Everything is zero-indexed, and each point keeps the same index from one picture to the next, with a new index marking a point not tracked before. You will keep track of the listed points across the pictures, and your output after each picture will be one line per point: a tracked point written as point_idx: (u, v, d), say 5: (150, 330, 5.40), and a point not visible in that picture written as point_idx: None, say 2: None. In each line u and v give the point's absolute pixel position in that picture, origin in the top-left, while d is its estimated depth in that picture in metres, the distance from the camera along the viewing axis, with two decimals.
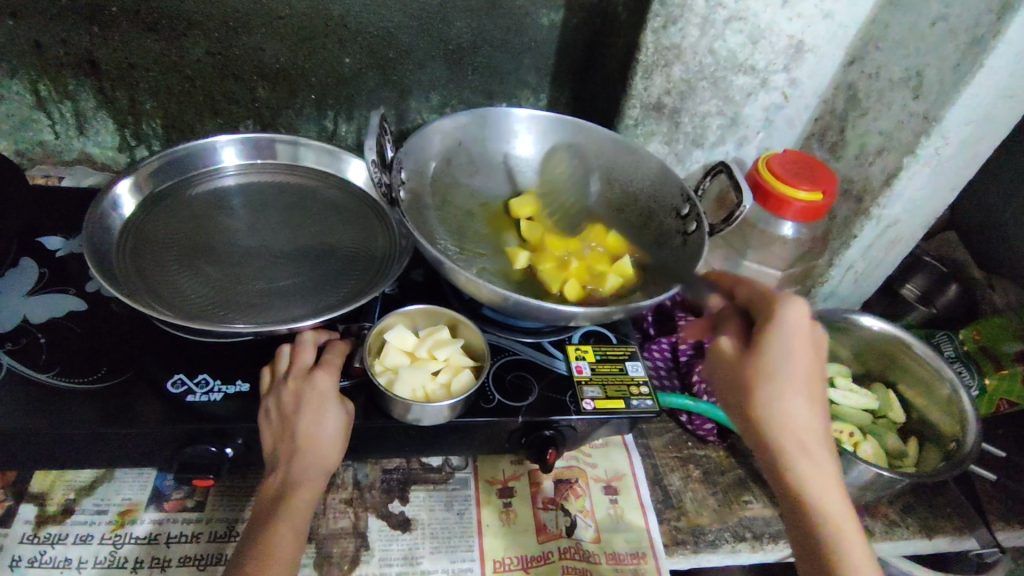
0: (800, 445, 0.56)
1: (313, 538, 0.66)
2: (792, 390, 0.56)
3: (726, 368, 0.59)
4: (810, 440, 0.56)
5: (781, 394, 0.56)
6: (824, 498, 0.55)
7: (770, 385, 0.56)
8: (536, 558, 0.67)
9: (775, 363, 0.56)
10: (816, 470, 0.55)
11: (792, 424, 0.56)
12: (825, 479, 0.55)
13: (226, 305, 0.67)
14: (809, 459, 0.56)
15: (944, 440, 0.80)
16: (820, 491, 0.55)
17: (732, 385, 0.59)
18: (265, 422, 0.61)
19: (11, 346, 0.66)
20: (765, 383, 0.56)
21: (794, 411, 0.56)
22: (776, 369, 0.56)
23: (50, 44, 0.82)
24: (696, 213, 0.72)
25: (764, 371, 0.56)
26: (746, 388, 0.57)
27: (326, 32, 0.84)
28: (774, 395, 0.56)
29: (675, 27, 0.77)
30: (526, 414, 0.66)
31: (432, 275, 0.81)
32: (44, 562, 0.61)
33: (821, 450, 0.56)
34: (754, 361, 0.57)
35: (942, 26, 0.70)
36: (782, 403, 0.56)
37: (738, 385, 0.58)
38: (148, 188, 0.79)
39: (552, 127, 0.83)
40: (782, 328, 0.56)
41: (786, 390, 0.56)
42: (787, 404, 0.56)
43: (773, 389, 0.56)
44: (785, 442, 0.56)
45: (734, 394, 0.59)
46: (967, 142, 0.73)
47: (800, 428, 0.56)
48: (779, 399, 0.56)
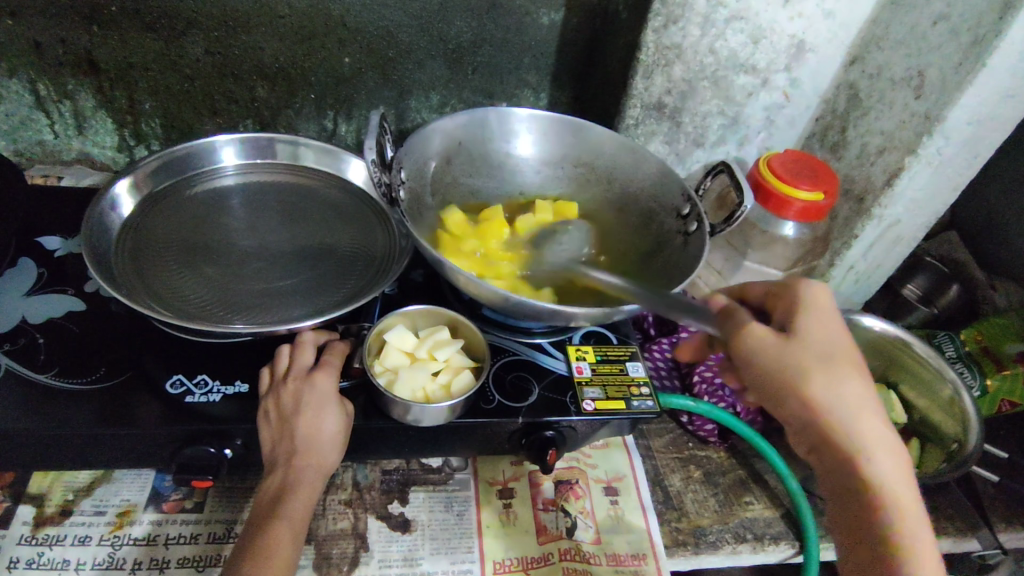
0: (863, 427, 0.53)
1: (312, 539, 0.66)
2: (845, 368, 0.54)
3: (769, 356, 0.54)
4: (871, 422, 0.53)
5: (837, 375, 0.53)
6: (889, 484, 0.52)
7: (823, 363, 0.54)
8: (536, 559, 0.67)
9: (822, 344, 0.55)
10: (878, 452, 0.52)
11: (850, 405, 0.53)
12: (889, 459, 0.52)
13: (225, 305, 0.66)
14: (869, 443, 0.52)
15: (945, 441, 0.81)
16: (885, 477, 0.52)
17: (778, 372, 0.54)
18: (264, 423, 0.60)
19: (10, 347, 0.66)
20: (816, 360, 0.54)
21: (851, 394, 0.53)
22: (825, 350, 0.55)
23: (49, 44, 0.81)
24: (697, 213, 0.72)
25: (814, 352, 0.54)
26: (802, 371, 0.53)
27: (325, 32, 0.83)
28: (829, 371, 0.53)
29: (676, 26, 0.76)
30: (526, 415, 0.65)
31: (432, 274, 0.81)
32: (41, 564, 0.60)
33: (882, 434, 0.53)
34: (801, 345, 0.55)
35: (944, 26, 0.69)
36: (839, 384, 0.53)
37: (790, 369, 0.54)
38: (148, 188, 0.79)
39: (553, 127, 0.83)
40: (814, 315, 0.57)
41: (840, 371, 0.54)
42: (842, 383, 0.53)
43: (828, 371, 0.53)
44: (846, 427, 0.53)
45: (782, 380, 0.54)
46: (969, 141, 0.72)
47: (859, 406, 0.53)
48: (834, 380, 0.53)
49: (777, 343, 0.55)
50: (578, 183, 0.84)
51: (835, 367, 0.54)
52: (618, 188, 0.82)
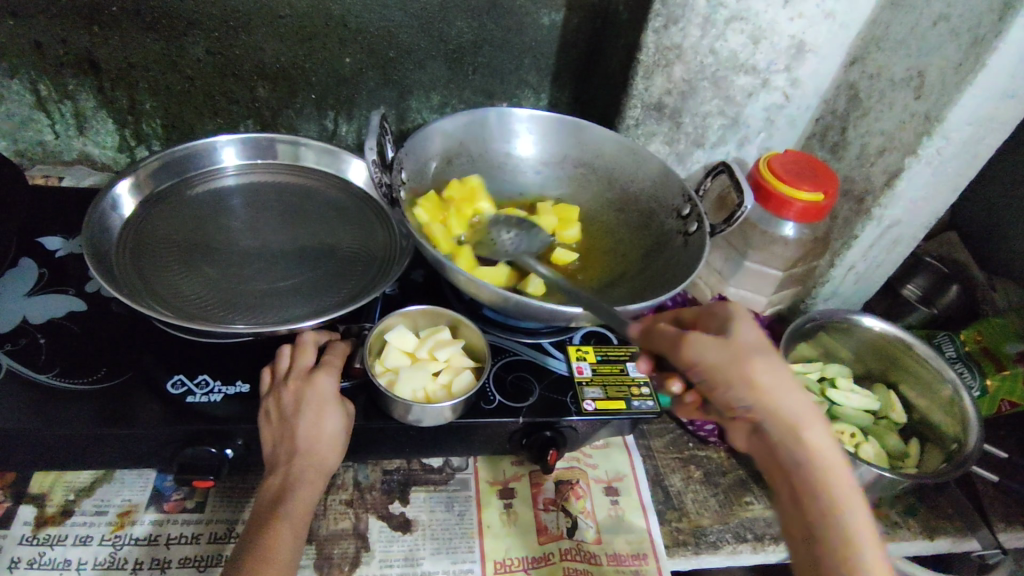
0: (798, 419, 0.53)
1: (314, 539, 0.66)
2: (779, 364, 0.54)
3: (717, 359, 0.52)
4: (806, 416, 0.53)
5: (774, 370, 0.53)
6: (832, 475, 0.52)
7: (761, 361, 0.53)
8: (537, 559, 0.67)
9: (756, 344, 0.54)
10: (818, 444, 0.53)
11: (787, 399, 0.53)
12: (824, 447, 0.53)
13: (226, 305, 0.66)
14: (809, 437, 0.53)
15: (944, 440, 0.81)
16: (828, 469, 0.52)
17: (728, 369, 0.52)
18: (266, 423, 0.60)
19: (11, 347, 0.66)
20: (756, 359, 0.53)
21: (786, 394, 0.53)
22: (760, 348, 0.54)
23: (50, 44, 0.81)
24: (697, 213, 0.72)
25: (751, 353, 0.53)
26: (746, 368, 0.52)
27: (326, 32, 0.83)
28: (767, 367, 0.53)
29: (676, 27, 0.77)
30: (527, 415, 0.65)
31: (432, 275, 0.81)
32: (43, 564, 0.60)
33: (818, 426, 0.54)
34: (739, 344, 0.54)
35: (944, 26, 0.70)
36: (777, 379, 0.53)
37: (738, 371, 0.52)
38: (149, 188, 0.79)
39: (553, 127, 0.83)
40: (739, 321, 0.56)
41: (776, 366, 0.54)
42: (780, 377, 0.53)
43: (766, 368, 0.53)
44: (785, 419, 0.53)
45: (732, 380, 0.52)
46: (969, 142, 0.73)
47: (792, 400, 0.53)
48: (773, 372, 0.53)
49: (721, 347, 0.53)
50: (578, 184, 0.84)
51: (770, 365, 0.53)
52: (618, 189, 0.82)
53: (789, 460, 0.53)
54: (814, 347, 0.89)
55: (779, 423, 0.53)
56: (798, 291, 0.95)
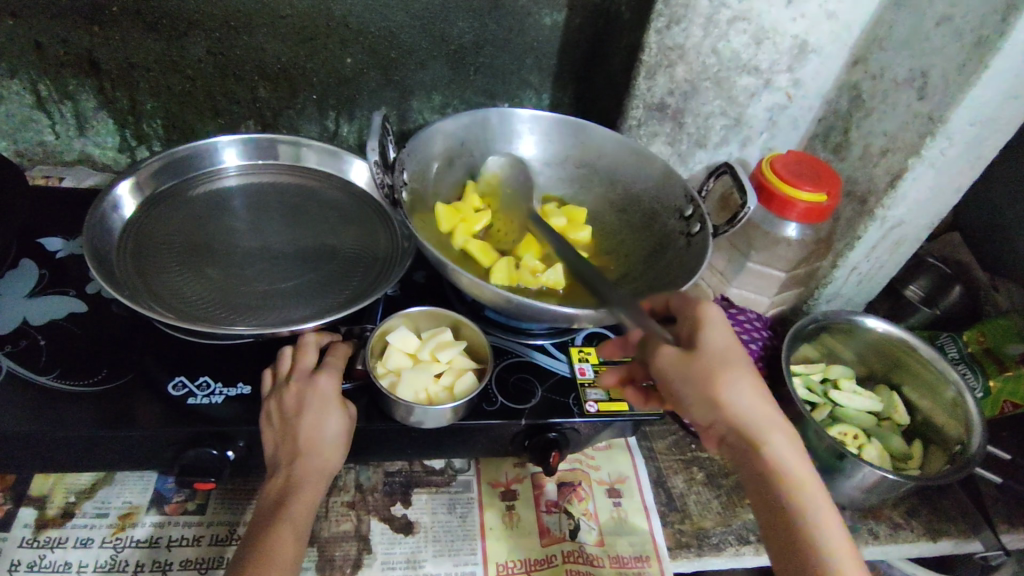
0: (761, 428, 0.53)
1: (316, 541, 0.66)
2: (743, 376, 0.54)
3: (677, 372, 0.54)
4: (772, 427, 0.54)
5: (739, 383, 0.54)
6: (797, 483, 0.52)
7: (730, 372, 0.54)
8: (540, 561, 0.67)
9: (722, 354, 0.55)
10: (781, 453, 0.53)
11: (750, 411, 0.54)
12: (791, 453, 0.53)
13: (228, 305, 0.66)
14: (773, 447, 0.53)
15: (948, 441, 0.80)
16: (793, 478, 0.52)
17: (688, 382, 0.54)
18: (268, 425, 0.60)
19: (11, 348, 0.66)
20: (723, 369, 0.54)
21: (751, 400, 0.54)
22: (726, 357, 0.55)
23: (50, 44, 0.81)
24: (700, 214, 0.72)
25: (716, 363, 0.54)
26: (708, 382, 0.53)
27: (327, 32, 0.83)
28: (734, 378, 0.54)
29: (678, 27, 0.76)
30: (530, 417, 0.65)
31: (435, 275, 0.81)
32: (43, 566, 0.60)
33: (783, 436, 0.54)
34: (704, 356, 0.54)
35: (947, 27, 0.69)
36: (741, 392, 0.53)
37: (699, 386, 0.53)
38: (150, 188, 0.79)
39: (555, 128, 0.83)
40: (710, 325, 0.56)
41: (739, 377, 0.54)
42: (744, 390, 0.54)
43: (727, 380, 0.54)
44: (748, 430, 0.53)
45: (691, 394, 0.54)
46: (971, 143, 0.72)
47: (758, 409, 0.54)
48: (736, 386, 0.54)
49: (682, 360, 0.54)
50: (580, 184, 0.84)
51: (736, 374, 0.54)
52: (621, 189, 0.82)
53: (750, 467, 0.54)
54: (817, 349, 0.89)
55: (741, 434, 0.54)
56: (800, 292, 0.95)
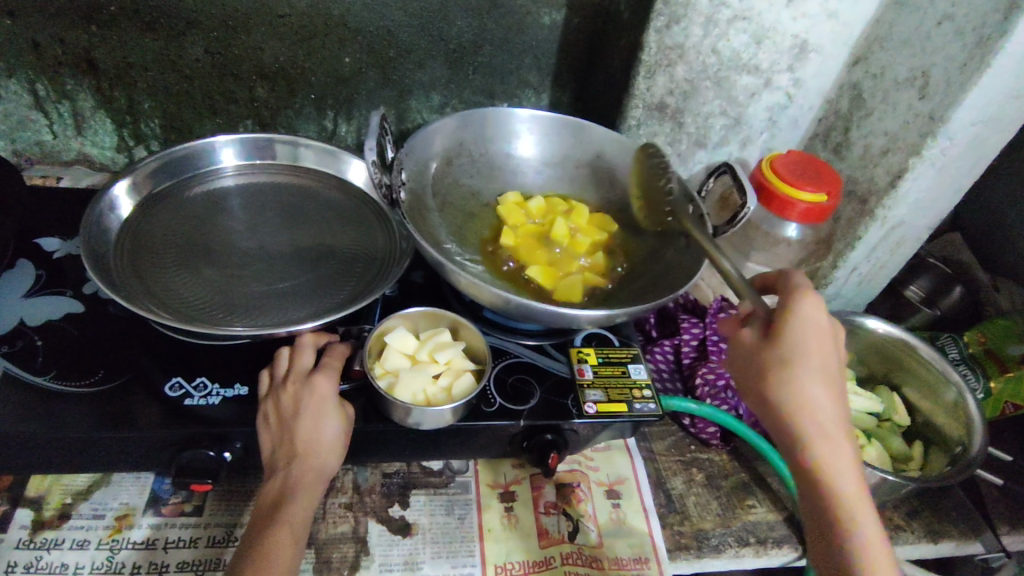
0: (823, 437, 0.53)
1: (313, 543, 0.65)
2: (813, 382, 0.53)
3: (746, 360, 0.56)
4: (834, 434, 0.53)
5: (799, 386, 0.53)
6: (849, 495, 0.52)
7: (796, 374, 0.53)
8: (538, 563, 0.67)
9: (798, 360, 0.53)
10: (840, 463, 0.52)
11: (810, 414, 0.53)
12: (845, 465, 0.52)
13: (225, 306, 0.66)
14: (833, 458, 0.52)
15: (949, 443, 0.80)
16: (845, 490, 0.52)
17: (753, 379, 0.55)
18: (263, 426, 0.60)
19: (8, 349, 0.66)
20: (786, 371, 0.53)
21: (816, 403, 0.53)
22: (799, 360, 0.53)
23: (48, 44, 0.81)
24: (699, 214, 0.71)
25: (782, 365, 0.53)
26: (766, 381, 0.54)
27: (325, 32, 0.83)
28: (797, 382, 0.53)
29: (678, 26, 0.76)
30: (528, 418, 0.65)
31: (433, 276, 0.81)
32: (40, 568, 0.60)
33: (843, 444, 0.53)
34: (775, 358, 0.54)
35: (948, 26, 0.69)
36: (803, 396, 0.53)
37: (757, 380, 0.55)
38: (147, 188, 0.78)
39: (555, 127, 0.82)
40: (801, 319, 0.54)
41: (811, 385, 0.53)
42: (815, 398, 0.53)
43: (790, 382, 0.53)
44: (806, 438, 0.53)
45: (753, 388, 0.55)
46: (973, 142, 0.72)
47: (819, 415, 0.53)
48: (804, 395, 0.53)
49: (753, 350, 0.56)
50: (580, 184, 0.84)
51: (802, 377, 0.53)
52: (620, 189, 0.81)
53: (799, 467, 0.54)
54: None
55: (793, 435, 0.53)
56: None
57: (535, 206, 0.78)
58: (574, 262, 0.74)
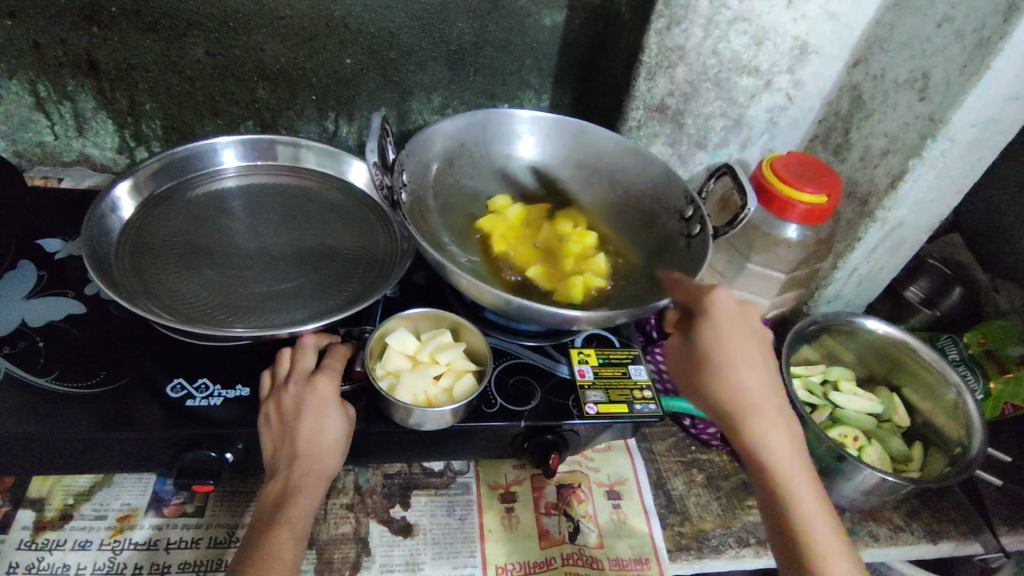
0: (756, 423, 0.56)
1: (314, 543, 0.65)
2: (734, 370, 0.57)
3: (681, 360, 0.61)
4: (766, 416, 0.57)
5: (724, 376, 0.57)
6: (789, 476, 0.55)
7: (718, 366, 0.57)
8: (539, 564, 0.67)
9: (719, 356, 0.57)
10: (779, 445, 0.56)
11: (741, 398, 0.57)
12: (781, 444, 0.56)
13: (226, 307, 0.66)
14: (769, 443, 0.56)
15: (949, 443, 0.80)
16: (783, 469, 0.55)
17: (688, 376, 0.60)
18: (265, 426, 0.60)
19: (9, 350, 0.66)
20: (710, 364, 0.58)
21: (742, 388, 0.57)
22: (720, 353, 0.57)
23: (49, 44, 0.81)
24: (700, 215, 0.72)
25: (705, 359, 0.58)
26: (698, 375, 0.59)
27: (327, 33, 0.83)
28: (722, 372, 0.57)
29: (678, 28, 0.76)
30: (529, 419, 0.65)
31: (434, 276, 0.81)
32: (42, 568, 0.60)
33: (778, 425, 0.57)
34: (700, 353, 0.58)
35: (948, 28, 0.69)
36: (729, 385, 0.57)
37: (691, 376, 0.59)
38: (148, 189, 0.78)
39: (555, 128, 0.83)
40: (713, 315, 0.58)
41: (736, 374, 0.57)
42: (743, 386, 0.57)
43: (715, 373, 0.57)
44: (741, 423, 0.57)
45: (690, 382, 0.60)
46: (973, 144, 0.72)
47: (748, 399, 0.57)
48: (733, 384, 0.57)
49: (683, 350, 0.61)
50: (580, 185, 0.84)
51: (725, 368, 0.57)
52: (621, 190, 0.81)
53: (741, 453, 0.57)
54: (818, 351, 0.89)
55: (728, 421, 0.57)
56: (800, 294, 0.95)
57: (513, 214, 0.77)
58: (570, 262, 0.74)
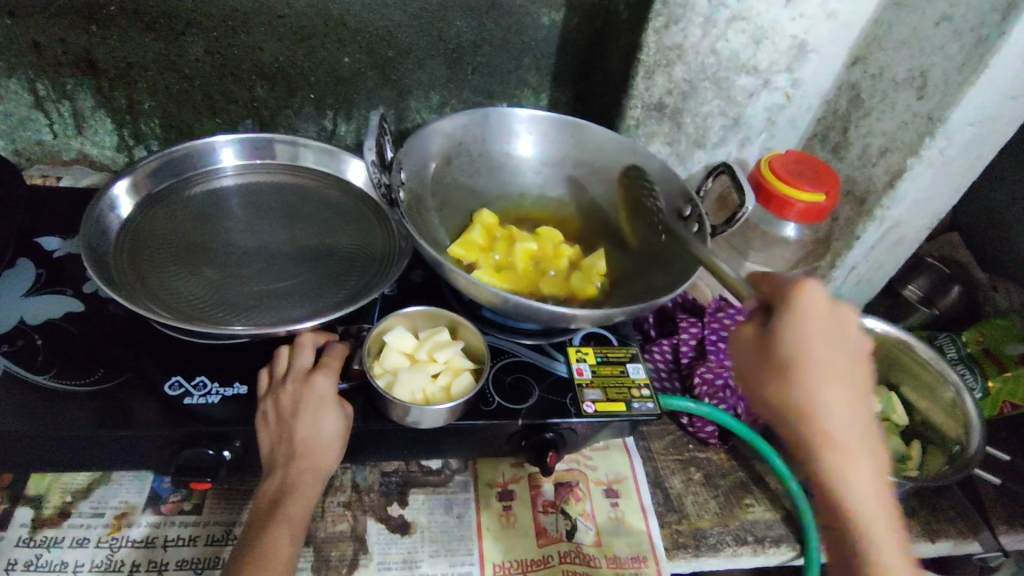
0: (837, 452, 0.48)
1: (312, 541, 0.65)
2: (819, 391, 0.47)
3: (747, 367, 0.51)
4: (852, 445, 0.48)
5: (804, 397, 0.48)
6: (866, 512, 0.47)
7: (799, 384, 0.48)
8: (537, 562, 0.67)
9: (801, 373, 0.48)
10: (860, 476, 0.48)
11: (826, 422, 0.47)
12: (865, 476, 0.48)
13: (224, 306, 0.66)
14: (851, 474, 0.48)
15: (947, 442, 0.80)
16: (862, 503, 0.48)
17: (757, 386, 0.51)
18: (263, 424, 0.60)
19: (8, 348, 0.66)
20: (789, 379, 0.48)
21: (829, 412, 0.47)
22: (803, 369, 0.48)
23: (48, 44, 0.81)
24: (698, 214, 0.71)
25: (785, 372, 0.48)
26: (770, 389, 0.49)
27: (325, 32, 0.83)
28: (803, 391, 0.48)
29: (677, 26, 0.76)
30: (527, 417, 0.65)
31: (432, 275, 0.81)
32: (41, 565, 0.60)
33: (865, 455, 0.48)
34: (777, 364, 0.49)
35: (946, 26, 0.69)
36: (810, 407, 0.47)
37: (762, 387, 0.50)
38: (147, 188, 0.78)
39: (554, 127, 0.82)
40: (797, 320, 0.48)
41: (824, 397, 0.47)
42: (828, 410, 0.47)
43: (793, 391, 0.48)
44: (818, 449, 0.48)
45: (756, 392, 0.51)
46: (971, 143, 0.72)
47: (832, 424, 0.47)
48: (816, 408, 0.48)
49: (755, 355, 0.51)
50: (579, 184, 0.84)
51: (808, 386, 0.48)
52: (619, 189, 0.81)
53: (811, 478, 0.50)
54: None
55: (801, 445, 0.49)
56: None
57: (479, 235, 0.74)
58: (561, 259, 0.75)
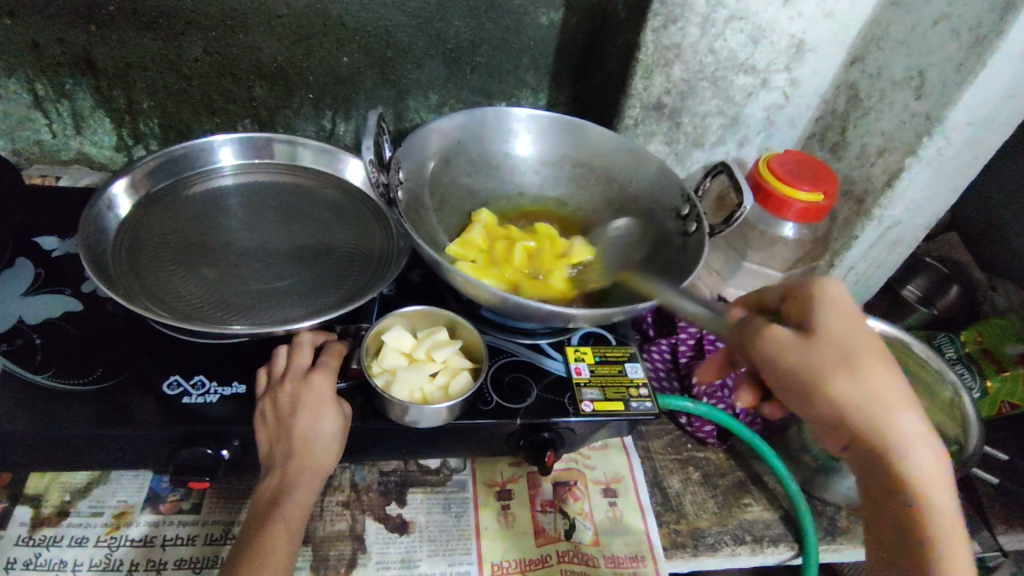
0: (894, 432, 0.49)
1: (310, 540, 0.66)
2: (867, 368, 0.50)
3: (792, 359, 0.52)
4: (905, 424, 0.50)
5: (855, 374, 0.50)
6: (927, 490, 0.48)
7: (849, 362, 0.51)
8: (535, 561, 0.67)
9: (850, 352, 0.51)
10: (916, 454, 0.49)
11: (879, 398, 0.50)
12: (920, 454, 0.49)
13: (224, 306, 0.66)
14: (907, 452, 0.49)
15: (944, 442, 0.78)
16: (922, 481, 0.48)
17: (803, 375, 0.52)
18: (260, 423, 0.60)
19: (8, 347, 0.66)
20: (840, 359, 0.51)
21: (878, 389, 0.50)
22: (849, 347, 0.51)
23: (47, 44, 0.81)
24: (696, 213, 0.72)
25: (834, 352, 0.51)
26: (822, 372, 0.51)
27: (324, 31, 0.83)
28: (854, 369, 0.51)
29: (675, 26, 0.76)
30: (525, 416, 0.65)
31: (431, 274, 0.81)
32: (40, 564, 0.60)
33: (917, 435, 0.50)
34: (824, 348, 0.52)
35: (944, 26, 0.69)
36: (863, 383, 0.50)
37: (812, 375, 0.51)
38: (145, 188, 0.79)
39: (553, 126, 0.82)
40: (830, 308, 0.54)
41: (875, 372, 0.50)
42: (879, 387, 0.50)
43: (845, 370, 0.51)
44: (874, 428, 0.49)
45: (805, 383, 0.51)
46: (969, 142, 0.72)
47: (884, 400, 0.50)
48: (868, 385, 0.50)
49: (798, 346, 0.53)
50: (578, 184, 0.84)
51: (857, 364, 0.51)
52: (618, 189, 0.81)
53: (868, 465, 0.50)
54: None
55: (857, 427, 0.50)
56: None
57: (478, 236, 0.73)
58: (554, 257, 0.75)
